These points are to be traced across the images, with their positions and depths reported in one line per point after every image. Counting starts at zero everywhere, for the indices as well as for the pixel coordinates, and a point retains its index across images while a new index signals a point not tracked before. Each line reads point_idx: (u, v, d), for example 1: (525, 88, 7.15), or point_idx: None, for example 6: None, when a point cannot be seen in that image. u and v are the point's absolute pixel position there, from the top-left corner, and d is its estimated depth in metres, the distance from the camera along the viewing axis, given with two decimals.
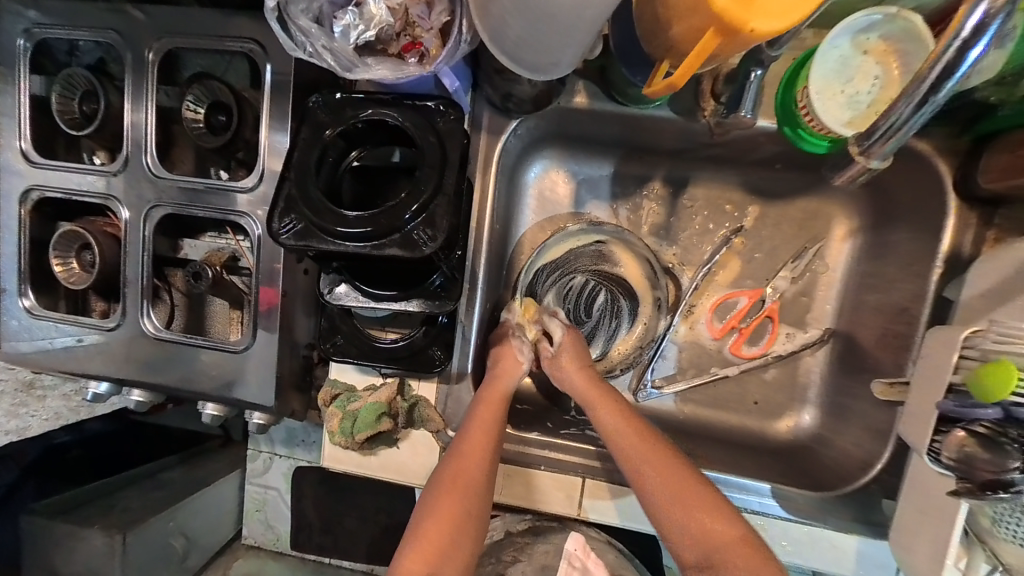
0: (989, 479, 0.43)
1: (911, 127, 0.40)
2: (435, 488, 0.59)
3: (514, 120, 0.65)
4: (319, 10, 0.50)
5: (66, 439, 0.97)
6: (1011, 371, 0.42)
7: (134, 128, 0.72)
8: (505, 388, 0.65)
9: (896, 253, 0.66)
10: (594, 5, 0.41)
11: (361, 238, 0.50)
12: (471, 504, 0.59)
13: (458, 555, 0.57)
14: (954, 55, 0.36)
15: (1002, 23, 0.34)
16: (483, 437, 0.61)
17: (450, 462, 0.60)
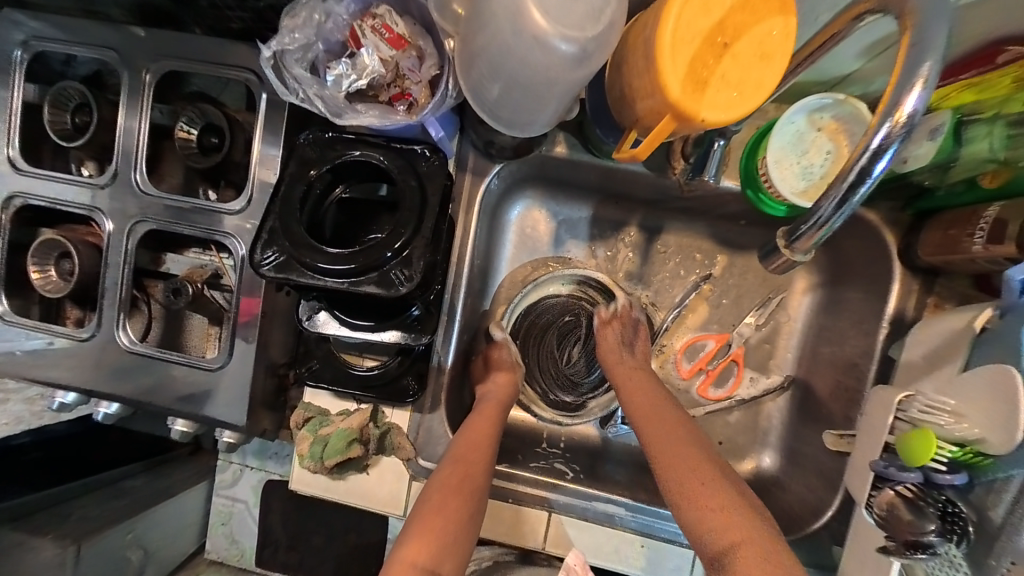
0: (909, 539, 0.46)
1: (833, 226, 0.41)
2: (437, 484, 0.61)
3: (497, 164, 0.69)
4: (313, 60, 0.54)
5: (26, 440, 0.90)
6: (931, 439, 0.46)
7: (126, 144, 0.74)
8: (501, 399, 0.71)
9: (850, 310, 0.70)
10: (569, 78, 0.45)
11: (341, 274, 0.52)
12: (472, 502, 0.61)
13: (456, 545, 0.58)
14: (859, 169, 0.37)
15: (901, 144, 0.36)
16: (485, 440, 0.66)
17: (454, 462, 0.62)
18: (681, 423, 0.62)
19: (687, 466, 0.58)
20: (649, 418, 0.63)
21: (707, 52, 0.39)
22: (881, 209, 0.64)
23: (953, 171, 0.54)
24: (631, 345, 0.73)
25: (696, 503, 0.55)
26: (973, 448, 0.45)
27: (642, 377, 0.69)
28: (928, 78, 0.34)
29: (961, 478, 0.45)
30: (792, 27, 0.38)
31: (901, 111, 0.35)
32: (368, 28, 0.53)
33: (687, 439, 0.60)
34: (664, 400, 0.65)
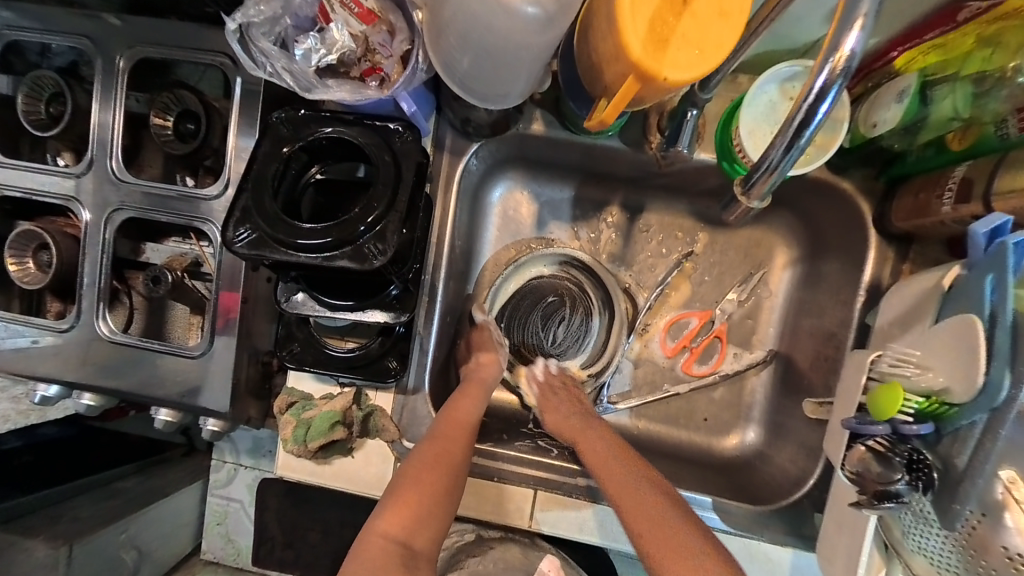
0: (877, 490, 0.47)
1: (783, 171, 0.43)
2: (415, 458, 0.62)
3: (474, 143, 0.69)
4: (282, 35, 0.54)
5: (17, 444, 0.90)
6: (897, 393, 0.47)
7: (102, 131, 0.73)
8: (486, 380, 0.71)
9: (829, 282, 0.71)
10: (537, 42, 0.44)
11: (314, 249, 0.51)
12: (450, 477, 0.61)
13: (432, 521, 0.60)
14: (805, 110, 0.38)
15: (842, 86, 0.37)
16: (468, 417, 0.66)
17: (435, 439, 0.63)
18: (630, 467, 0.63)
19: (646, 516, 0.59)
20: (615, 461, 0.64)
21: (667, 10, 0.39)
22: (855, 178, 0.65)
23: (922, 132, 0.53)
24: (573, 405, 0.72)
25: (654, 534, 0.58)
26: (938, 398, 0.46)
27: (582, 420, 0.70)
28: (867, 16, 0.34)
29: (928, 426, 0.46)
30: None
31: (841, 51, 0.35)
32: (337, 3, 0.53)
33: (641, 484, 0.61)
34: (623, 454, 0.65)
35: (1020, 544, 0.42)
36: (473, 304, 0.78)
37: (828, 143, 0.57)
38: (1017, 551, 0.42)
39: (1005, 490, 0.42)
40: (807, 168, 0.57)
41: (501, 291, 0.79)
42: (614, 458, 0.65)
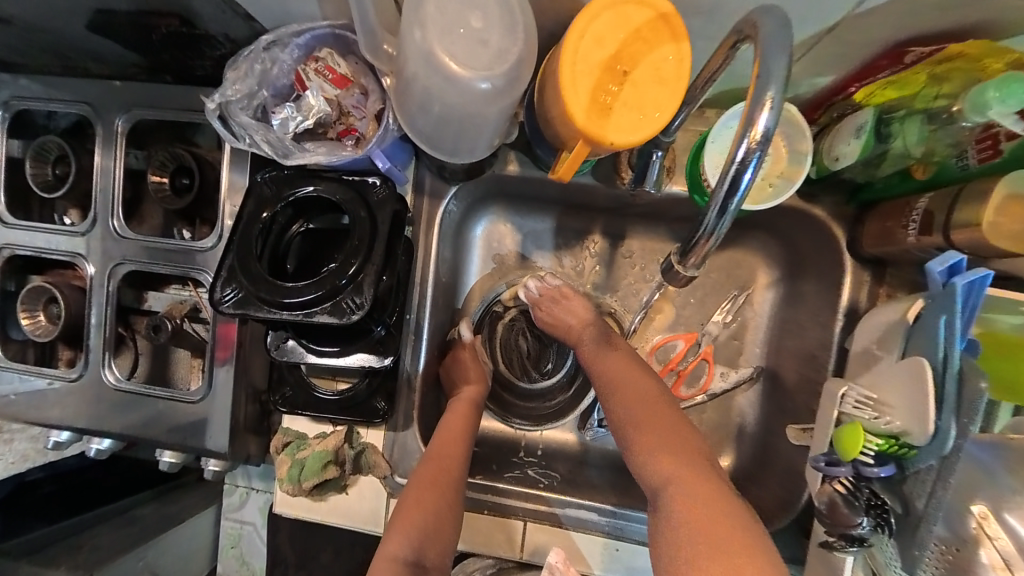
0: (843, 532, 0.48)
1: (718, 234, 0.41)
2: (415, 480, 0.64)
3: (452, 185, 0.71)
4: (261, 105, 0.58)
5: (40, 475, 0.93)
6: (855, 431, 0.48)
7: (104, 191, 0.77)
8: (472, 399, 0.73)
9: (810, 303, 0.71)
10: (491, 108, 0.46)
11: (295, 305, 0.54)
12: (451, 495, 0.64)
13: (440, 535, 0.62)
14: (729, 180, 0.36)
15: (762, 160, 0.35)
16: (461, 431, 0.69)
17: (430, 459, 0.65)
18: (663, 416, 0.60)
19: (716, 527, 0.51)
20: (656, 428, 0.60)
21: (608, 80, 0.41)
22: (826, 204, 0.65)
23: (882, 166, 0.54)
24: (613, 346, 0.69)
25: (717, 547, 0.50)
26: (898, 440, 0.47)
27: (628, 362, 0.66)
28: (774, 98, 0.33)
29: (888, 469, 0.48)
30: (685, 52, 0.39)
31: (755, 129, 0.34)
32: (312, 71, 0.56)
33: (672, 433, 0.59)
34: (669, 408, 0.62)
35: None
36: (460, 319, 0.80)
37: (794, 175, 0.58)
38: None
39: (977, 524, 0.43)
40: (774, 202, 0.58)
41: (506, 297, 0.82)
42: (646, 411, 0.61)
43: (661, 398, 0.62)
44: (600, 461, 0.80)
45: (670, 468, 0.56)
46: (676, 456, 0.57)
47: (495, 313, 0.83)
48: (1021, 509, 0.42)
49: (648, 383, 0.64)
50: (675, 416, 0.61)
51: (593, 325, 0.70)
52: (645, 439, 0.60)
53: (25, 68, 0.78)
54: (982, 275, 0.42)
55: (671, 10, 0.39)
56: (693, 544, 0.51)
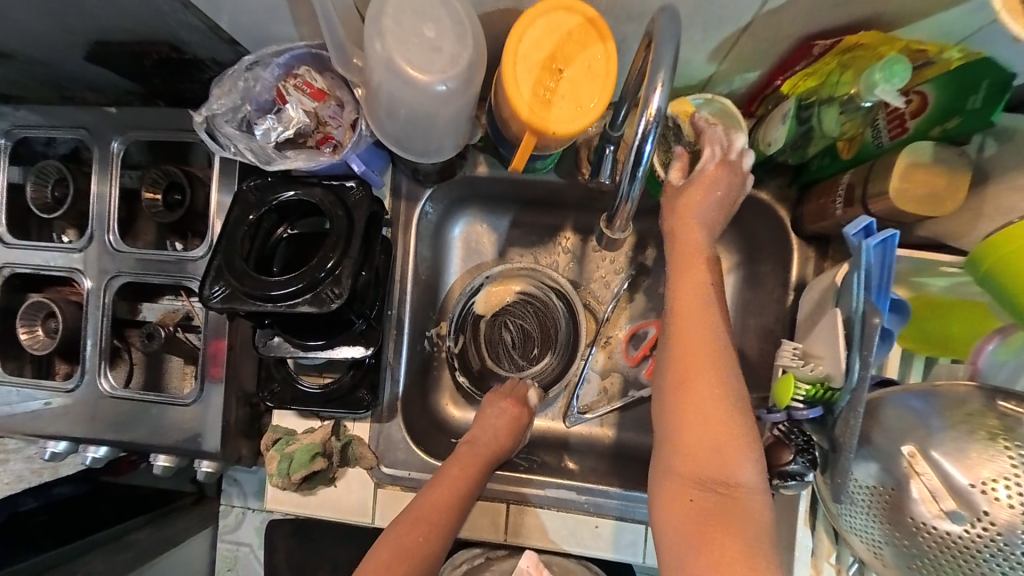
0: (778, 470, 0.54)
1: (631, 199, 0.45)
2: (408, 517, 0.65)
3: (427, 188, 0.77)
4: (244, 118, 0.63)
5: (31, 506, 0.86)
6: (787, 383, 0.53)
7: (101, 209, 0.82)
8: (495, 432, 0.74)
9: (764, 282, 0.77)
10: (448, 108, 0.52)
11: (279, 297, 0.58)
12: (435, 542, 0.64)
13: None
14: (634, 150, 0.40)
15: (660, 131, 0.39)
16: (450, 506, 0.66)
17: (432, 495, 0.66)
18: (721, 354, 0.51)
19: (697, 424, 0.49)
20: (683, 337, 0.52)
21: (546, 78, 0.47)
22: (770, 188, 0.71)
23: (808, 148, 0.60)
24: (709, 205, 0.57)
25: (692, 424, 0.49)
26: (824, 384, 0.52)
27: (705, 295, 0.53)
28: (665, 80, 0.37)
29: (816, 412, 0.53)
30: (611, 51, 0.45)
31: (650, 107, 0.38)
32: (291, 86, 0.61)
33: (721, 361, 0.51)
34: (719, 347, 0.51)
35: (926, 515, 0.46)
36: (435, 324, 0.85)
37: None
38: (923, 520, 0.46)
39: (908, 463, 0.47)
40: None
41: (481, 296, 0.85)
42: (703, 328, 0.52)
43: (698, 253, 0.56)
44: (580, 446, 0.83)
45: (704, 386, 0.50)
46: (701, 378, 0.50)
47: (473, 312, 0.85)
48: (949, 448, 0.45)
49: (700, 284, 0.54)
50: (719, 361, 0.51)
51: (727, 189, 0.57)
52: (688, 360, 0.51)
53: (26, 99, 0.84)
54: (887, 235, 0.47)
55: (596, 13, 0.44)
56: (673, 397, 0.51)
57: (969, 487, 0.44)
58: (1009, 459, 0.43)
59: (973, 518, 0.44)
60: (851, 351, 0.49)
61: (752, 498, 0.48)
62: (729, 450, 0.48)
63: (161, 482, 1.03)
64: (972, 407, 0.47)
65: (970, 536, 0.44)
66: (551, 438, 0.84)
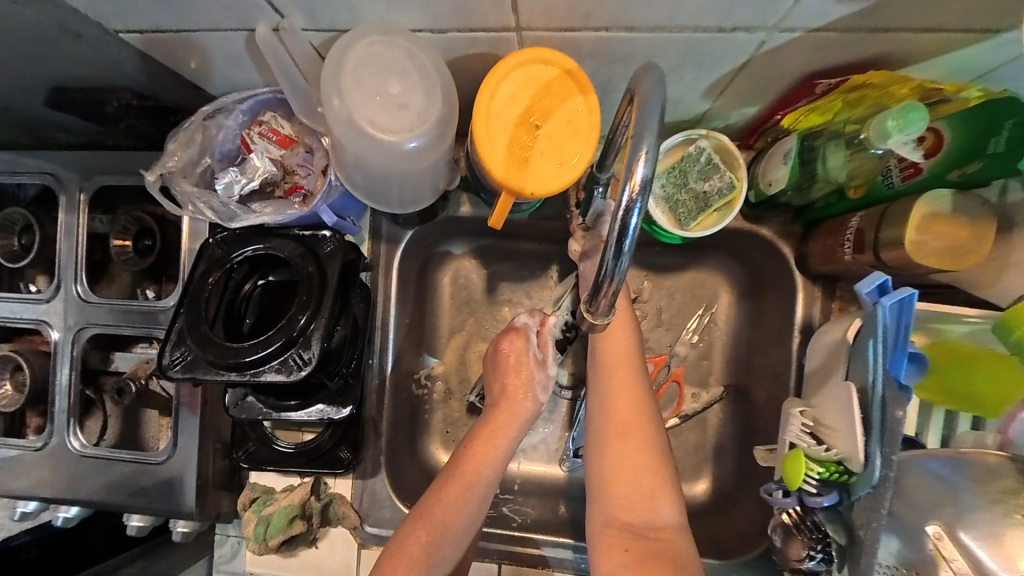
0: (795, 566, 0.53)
1: (619, 277, 0.38)
2: (412, 527, 0.58)
3: (408, 230, 0.73)
4: (207, 169, 0.60)
5: (25, 540, 0.83)
6: (797, 462, 0.51)
7: (68, 257, 0.78)
8: (510, 413, 0.65)
9: (769, 321, 0.72)
10: (417, 163, 0.48)
11: (247, 365, 0.54)
12: (443, 553, 0.58)
13: None
14: (615, 224, 0.34)
15: (645, 202, 0.34)
16: (454, 525, 0.59)
17: (438, 501, 0.59)
18: (643, 401, 0.63)
19: (625, 465, 0.59)
20: (617, 389, 0.62)
21: (522, 134, 0.43)
22: (772, 224, 0.67)
23: (813, 188, 0.55)
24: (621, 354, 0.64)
25: (618, 467, 0.60)
26: (840, 466, 0.50)
27: (629, 345, 0.64)
28: (649, 151, 0.32)
29: (831, 498, 0.51)
30: (593, 103, 0.42)
31: (634, 179, 0.33)
32: (256, 134, 0.57)
33: (645, 410, 0.62)
34: (639, 395, 0.62)
35: None
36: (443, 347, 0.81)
37: (733, 201, 0.59)
38: None
39: (934, 546, 0.43)
40: (717, 227, 0.59)
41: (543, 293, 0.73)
42: (628, 378, 0.63)
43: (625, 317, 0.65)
44: (579, 493, 0.78)
45: (628, 435, 0.60)
46: (626, 426, 0.61)
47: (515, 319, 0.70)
48: (980, 531, 0.41)
49: (623, 346, 0.64)
50: (639, 406, 0.62)
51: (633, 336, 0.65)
52: (620, 411, 0.62)
53: None
54: (906, 295, 0.43)
55: (575, 65, 0.40)
56: (613, 440, 0.61)
57: None
58: None
59: None
60: (870, 438, 0.47)
61: (682, 550, 0.55)
62: (651, 490, 0.58)
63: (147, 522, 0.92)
64: (1006, 483, 0.42)
65: None
66: (548, 486, 0.79)
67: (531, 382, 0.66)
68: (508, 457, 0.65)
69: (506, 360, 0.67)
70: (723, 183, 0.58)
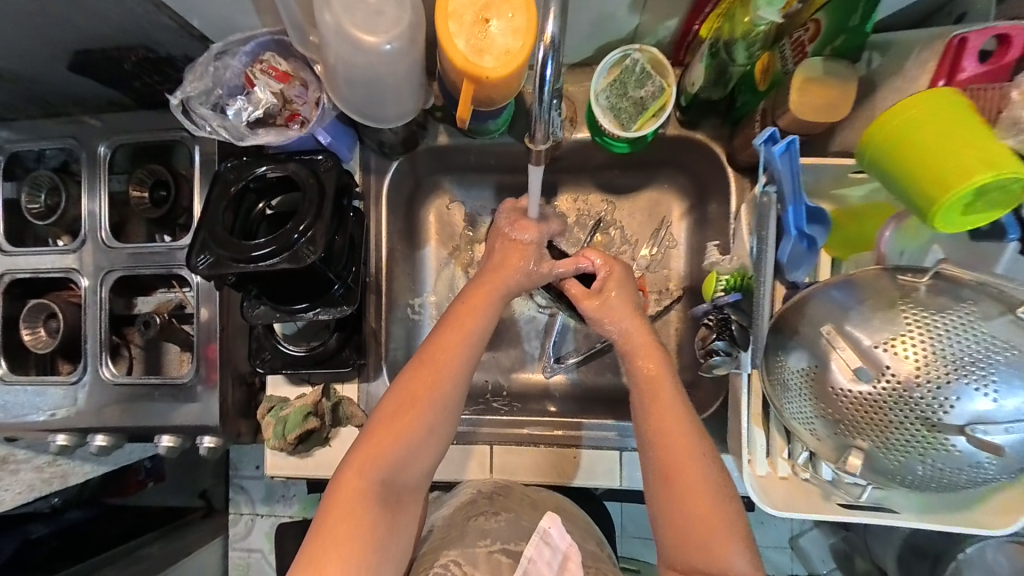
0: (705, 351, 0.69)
1: (547, 120, 0.49)
2: (399, 390, 0.61)
3: (394, 161, 0.83)
4: (217, 102, 0.70)
5: (43, 532, 0.89)
6: (711, 279, 0.70)
7: (92, 212, 0.87)
8: (490, 289, 0.67)
9: (713, 220, 0.83)
10: (395, 68, 0.59)
11: (260, 259, 0.63)
12: (430, 417, 0.60)
13: (414, 457, 0.60)
14: (537, 75, 0.45)
15: (557, 55, 0.44)
16: (447, 374, 0.61)
17: (420, 368, 0.62)
18: (695, 437, 0.59)
19: (688, 509, 0.56)
20: (657, 414, 0.60)
21: (477, 30, 0.54)
22: (706, 128, 0.77)
23: (728, 81, 0.65)
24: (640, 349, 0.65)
25: (676, 495, 0.57)
26: (741, 274, 0.68)
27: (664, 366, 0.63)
28: (557, 12, 0.43)
29: (734, 296, 0.67)
30: (529, 1, 0.53)
31: (546, 34, 0.43)
32: (258, 71, 0.68)
33: (699, 452, 0.58)
34: (691, 435, 0.59)
35: (843, 381, 0.51)
36: (434, 273, 0.91)
37: (664, 102, 0.69)
38: (844, 388, 0.51)
39: (827, 339, 0.52)
40: (653, 126, 0.70)
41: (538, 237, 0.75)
42: (669, 402, 0.61)
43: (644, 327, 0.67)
44: (561, 394, 0.88)
45: (682, 474, 0.57)
46: (666, 443, 0.59)
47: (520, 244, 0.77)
48: (859, 322, 0.50)
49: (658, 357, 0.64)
50: (692, 448, 0.58)
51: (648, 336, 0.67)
52: (657, 424, 0.60)
53: (15, 118, 0.88)
54: (790, 141, 0.53)
55: None
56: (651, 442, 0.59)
57: (872, 347, 0.49)
58: (906, 318, 0.49)
59: (878, 375, 0.49)
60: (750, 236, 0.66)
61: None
62: (717, 537, 0.54)
63: (168, 499, 1.08)
64: (887, 287, 0.52)
65: (878, 390, 0.49)
66: (532, 390, 0.89)
67: (519, 268, 0.70)
68: (491, 327, 0.66)
69: (501, 238, 0.72)
70: (654, 89, 0.69)
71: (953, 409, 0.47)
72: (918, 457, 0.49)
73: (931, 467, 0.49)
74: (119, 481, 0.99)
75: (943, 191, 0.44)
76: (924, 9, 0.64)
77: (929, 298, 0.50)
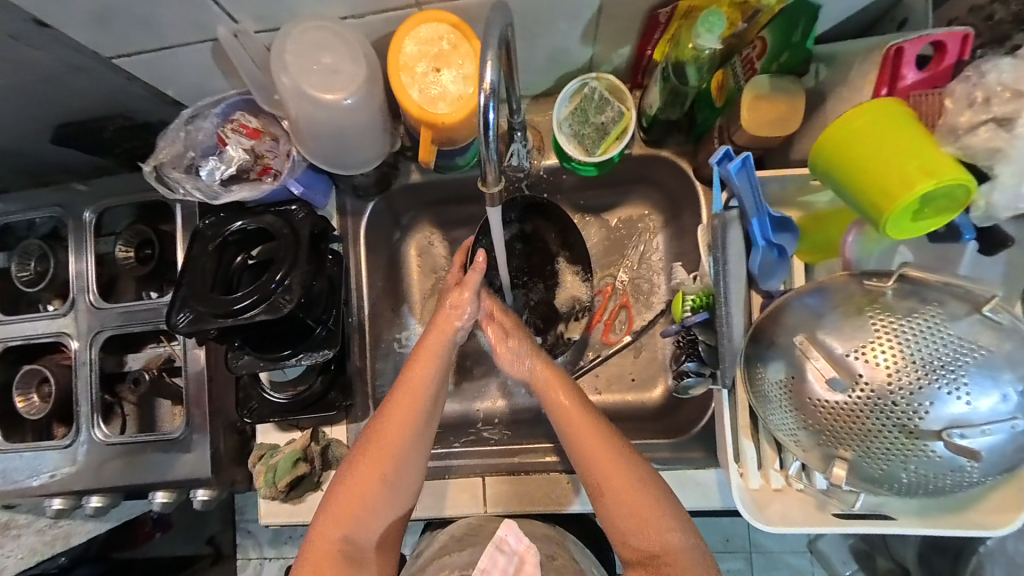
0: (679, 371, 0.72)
1: (495, 159, 0.49)
2: (358, 456, 0.63)
3: (370, 202, 0.85)
4: (192, 163, 0.72)
5: None
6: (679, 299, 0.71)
7: (80, 275, 0.89)
8: (441, 343, 0.68)
9: (688, 232, 0.83)
10: (355, 118, 0.61)
11: (239, 311, 0.64)
12: (390, 475, 0.62)
13: (376, 518, 0.62)
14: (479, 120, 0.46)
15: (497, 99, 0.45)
16: (400, 439, 0.63)
17: (377, 432, 0.64)
18: (604, 432, 0.63)
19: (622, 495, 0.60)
20: (562, 415, 0.64)
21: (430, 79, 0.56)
22: (671, 145, 0.79)
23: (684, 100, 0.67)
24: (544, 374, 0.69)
25: (597, 479, 0.61)
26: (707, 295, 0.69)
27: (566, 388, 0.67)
28: (493, 59, 0.44)
29: (702, 315, 0.67)
30: (477, 47, 0.55)
31: (485, 82, 0.45)
32: (229, 130, 0.70)
33: (610, 442, 0.62)
34: (592, 422, 0.64)
35: (818, 390, 0.50)
36: (419, 305, 0.92)
37: (625, 124, 0.71)
38: (821, 397, 0.50)
39: (800, 346, 0.51)
40: (617, 149, 0.71)
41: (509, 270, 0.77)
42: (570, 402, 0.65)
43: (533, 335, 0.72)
44: None
45: (602, 467, 0.61)
46: (581, 434, 0.63)
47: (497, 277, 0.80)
48: (832, 330, 0.50)
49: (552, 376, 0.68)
50: (601, 437, 0.62)
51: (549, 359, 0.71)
52: (568, 418, 0.64)
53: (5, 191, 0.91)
54: (744, 157, 0.55)
55: (459, 18, 0.55)
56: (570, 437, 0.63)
57: (844, 355, 0.49)
58: (874, 323, 0.49)
59: (852, 383, 0.49)
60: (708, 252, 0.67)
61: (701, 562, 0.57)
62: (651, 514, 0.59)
63: (177, 548, 1.03)
64: (857, 294, 0.52)
65: (852, 399, 0.49)
66: (524, 414, 0.88)
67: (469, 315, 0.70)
68: (451, 367, 0.68)
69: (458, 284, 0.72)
70: (614, 114, 0.71)
71: (929, 413, 0.47)
72: (901, 462, 0.49)
73: (914, 473, 0.49)
74: (128, 534, 0.98)
75: (889, 199, 0.47)
76: (868, 17, 0.65)
77: (895, 301, 0.50)
